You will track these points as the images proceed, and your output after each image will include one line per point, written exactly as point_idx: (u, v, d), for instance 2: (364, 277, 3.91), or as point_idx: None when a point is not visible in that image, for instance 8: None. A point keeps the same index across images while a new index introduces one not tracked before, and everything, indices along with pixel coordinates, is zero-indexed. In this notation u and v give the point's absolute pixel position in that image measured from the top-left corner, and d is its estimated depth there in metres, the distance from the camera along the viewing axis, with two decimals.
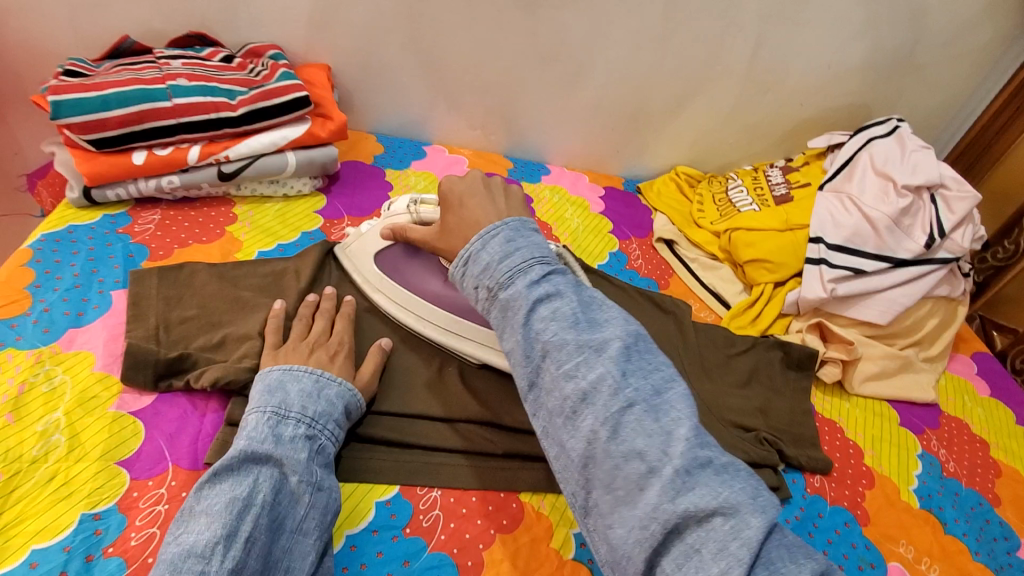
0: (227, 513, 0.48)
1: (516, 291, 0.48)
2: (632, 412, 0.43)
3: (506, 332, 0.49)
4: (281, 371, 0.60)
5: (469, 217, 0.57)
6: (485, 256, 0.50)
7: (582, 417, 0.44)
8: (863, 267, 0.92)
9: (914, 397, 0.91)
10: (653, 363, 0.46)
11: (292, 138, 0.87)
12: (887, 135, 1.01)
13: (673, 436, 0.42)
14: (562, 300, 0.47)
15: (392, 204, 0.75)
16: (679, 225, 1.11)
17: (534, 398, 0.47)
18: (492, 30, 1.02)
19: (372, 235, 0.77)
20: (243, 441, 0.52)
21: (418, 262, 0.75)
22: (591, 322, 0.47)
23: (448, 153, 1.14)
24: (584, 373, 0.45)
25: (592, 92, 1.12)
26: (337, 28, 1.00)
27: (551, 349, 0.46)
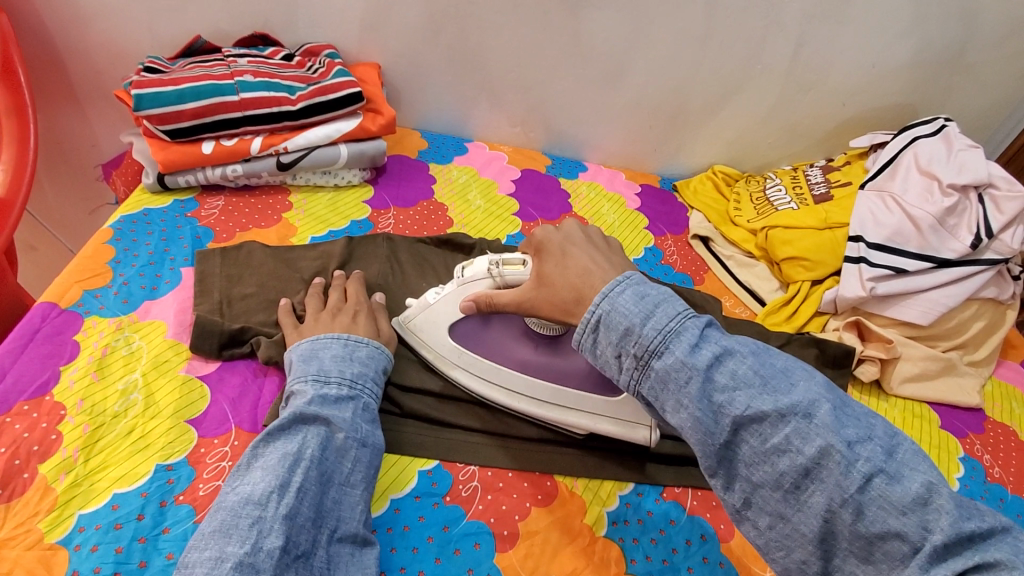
0: (281, 466, 0.52)
1: (676, 357, 0.47)
2: (870, 484, 0.41)
3: (661, 401, 0.48)
4: (312, 341, 0.66)
5: (572, 267, 0.57)
6: (624, 319, 0.49)
7: (807, 493, 0.43)
8: (904, 267, 0.90)
9: (956, 400, 0.90)
10: (865, 420, 0.44)
11: (344, 131, 0.92)
12: (932, 134, 0.99)
13: (929, 506, 0.40)
14: (734, 360, 0.47)
15: (466, 269, 0.69)
16: (715, 222, 1.11)
17: (729, 475, 0.47)
18: (536, 31, 1.05)
19: (444, 305, 0.70)
20: (295, 405, 0.58)
21: (496, 330, 0.71)
22: (779, 380, 0.45)
23: (489, 149, 1.18)
24: (798, 446, 0.43)
25: (631, 92, 1.14)
26: (388, 29, 1.05)
27: (746, 421, 0.45)
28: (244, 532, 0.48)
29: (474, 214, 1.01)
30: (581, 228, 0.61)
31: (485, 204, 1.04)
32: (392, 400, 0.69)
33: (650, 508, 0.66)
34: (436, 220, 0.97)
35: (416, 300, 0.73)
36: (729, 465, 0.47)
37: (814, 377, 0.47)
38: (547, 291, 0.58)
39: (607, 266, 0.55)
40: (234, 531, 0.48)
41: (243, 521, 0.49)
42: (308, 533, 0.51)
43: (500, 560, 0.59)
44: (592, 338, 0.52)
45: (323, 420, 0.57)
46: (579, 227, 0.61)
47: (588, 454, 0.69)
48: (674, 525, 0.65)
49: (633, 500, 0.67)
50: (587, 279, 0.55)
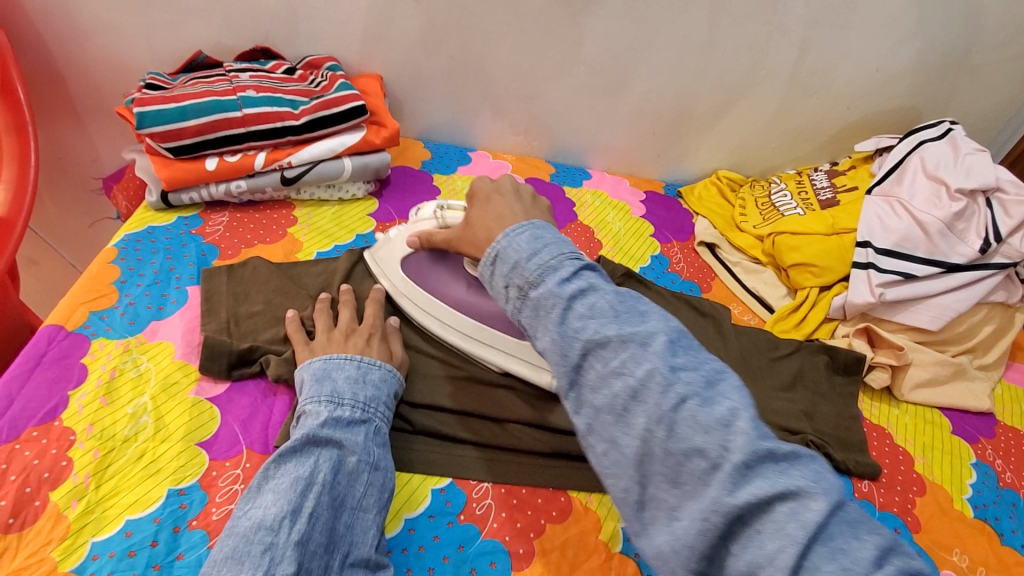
0: (293, 490, 0.52)
1: (549, 288, 0.48)
2: (685, 405, 0.42)
3: (535, 329, 0.48)
4: (325, 361, 0.65)
5: (491, 211, 0.61)
6: (513, 255, 0.51)
7: (633, 416, 0.43)
8: (914, 272, 0.90)
9: (968, 405, 0.89)
10: (701, 356, 0.45)
11: (349, 145, 0.92)
12: (939, 138, 0.99)
13: (731, 429, 0.40)
14: (597, 295, 0.47)
15: (419, 210, 0.80)
16: (720, 228, 1.11)
17: (578, 400, 0.47)
18: (539, 40, 1.05)
19: (398, 240, 0.80)
20: (306, 427, 0.57)
21: (442, 268, 0.77)
22: (630, 313, 0.46)
23: (492, 159, 1.18)
24: (631, 370, 0.44)
25: (634, 99, 1.13)
26: (390, 40, 1.05)
27: (594, 346, 0.45)
28: (256, 559, 0.48)
29: None
30: (513, 181, 0.65)
31: None
32: (403, 417, 0.68)
33: None
34: None
35: (382, 236, 0.83)
36: (578, 390, 0.46)
37: (670, 320, 0.47)
38: (469, 234, 0.64)
39: (522, 214, 0.58)
40: (246, 558, 0.48)
41: (255, 547, 0.48)
42: (319, 559, 0.50)
43: None
44: (492, 273, 0.53)
45: (335, 443, 0.57)
46: (514, 184, 0.65)
47: None
48: None
49: None
50: (500, 223, 0.58)
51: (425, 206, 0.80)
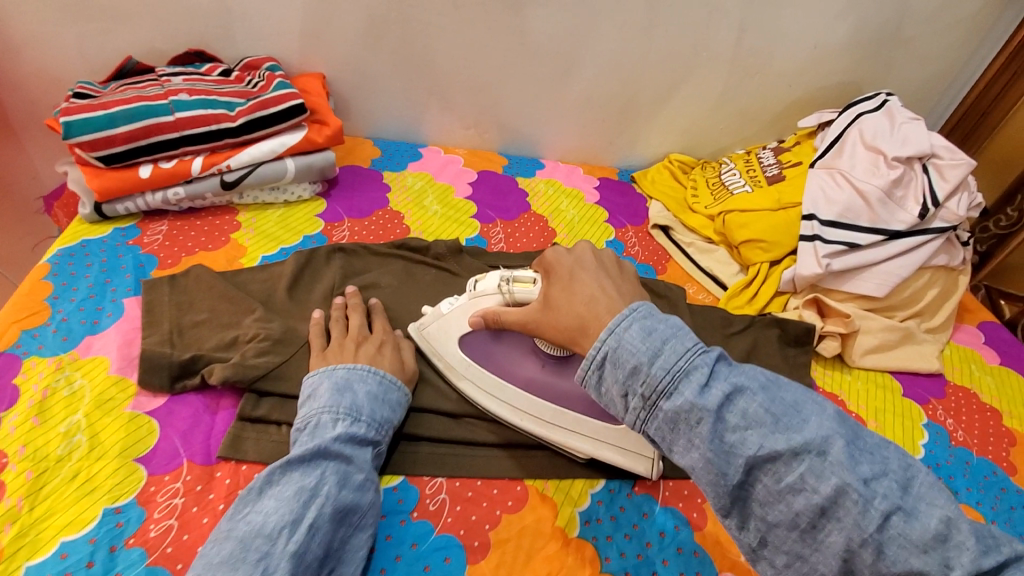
0: (295, 500, 0.51)
1: (687, 398, 0.43)
2: (889, 521, 0.40)
3: (673, 442, 0.45)
4: (347, 369, 0.63)
5: (579, 294, 0.54)
6: (631, 357, 0.46)
7: (824, 533, 0.41)
8: (857, 241, 0.92)
9: (917, 368, 0.92)
10: (879, 455, 0.43)
11: (290, 145, 0.90)
12: (876, 110, 1.01)
13: (949, 542, 0.39)
14: (745, 399, 0.44)
15: (479, 282, 0.69)
16: (674, 210, 1.12)
17: (742, 514, 0.45)
18: (480, 31, 1.04)
19: (455, 317, 0.70)
20: (318, 438, 0.56)
21: (507, 343, 0.70)
22: (792, 417, 0.43)
23: (443, 153, 1.16)
24: (814, 485, 0.41)
25: (581, 87, 1.14)
26: (329, 38, 1.03)
27: (761, 461, 0.43)
28: (251, 566, 0.47)
29: (431, 220, 0.99)
30: (594, 251, 0.57)
31: (442, 209, 1.02)
32: None
33: (623, 503, 0.66)
34: (393, 229, 0.95)
35: (433, 307, 0.73)
36: (743, 505, 0.44)
37: (826, 409, 0.44)
38: (552, 315, 0.56)
39: (619, 295, 0.52)
40: (240, 566, 0.47)
41: (251, 555, 0.47)
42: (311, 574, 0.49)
43: (471, 572, 0.58)
44: (599, 375, 0.48)
45: (345, 458, 0.55)
46: (592, 250, 0.58)
47: (557, 454, 0.69)
48: (648, 518, 0.65)
49: (605, 497, 0.66)
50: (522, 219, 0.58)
51: (486, 275, 0.69)
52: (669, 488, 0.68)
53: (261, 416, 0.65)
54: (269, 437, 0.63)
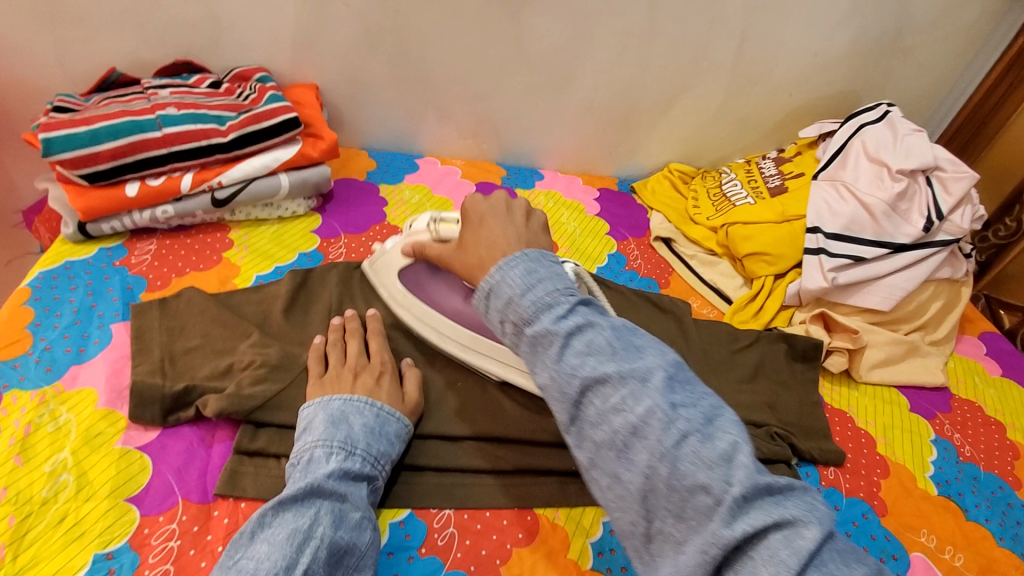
0: (289, 545, 0.48)
1: (544, 326, 0.46)
2: (686, 441, 0.40)
3: (533, 365, 0.47)
4: (344, 402, 0.61)
5: (484, 238, 0.56)
6: (508, 290, 0.48)
7: (635, 452, 0.41)
8: (862, 255, 0.91)
9: (923, 381, 0.91)
10: (698, 392, 0.43)
11: (283, 160, 0.87)
12: (878, 121, 1.00)
13: (733, 463, 0.39)
14: (594, 331, 0.45)
15: (414, 221, 0.73)
16: (675, 222, 1.11)
17: (579, 434, 0.45)
18: (478, 40, 1.02)
19: (394, 251, 0.74)
20: (312, 475, 0.53)
21: (440, 279, 0.74)
22: (628, 350, 0.44)
23: (440, 164, 1.14)
24: (631, 407, 0.42)
25: (580, 96, 1.12)
26: (323, 47, 1.00)
27: (592, 382, 0.44)
28: None
29: None
30: (507, 200, 0.60)
31: None
32: None
33: None
34: None
35: (381, 244, 0.78)
36: (579, 424, 0.45)
37: (666, 353, 0.46)
38: (461, 255, 0.59)
39: (515, 239, 0.54)
40: None
41: None
42: None
43: None
44: (486, 306, 0.50)
45: (341, 495, 0.53)
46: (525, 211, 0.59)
47: (568, 481, 0.66)
48: None
49: None
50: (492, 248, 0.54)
51: (420, 216, 0.74)
52: None
53: (259, 449, 0.61)
54: (268, 471, 0.60)
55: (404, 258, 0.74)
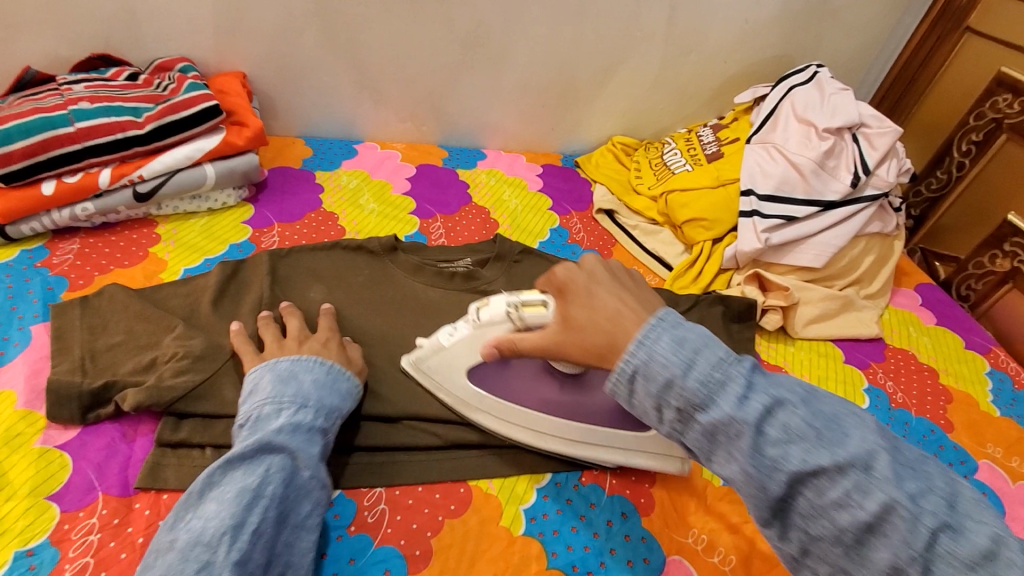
0: (238, 503, 0.49)
1: (725, 412, 0.43)
2: (937, 539, 0.38)
3: (713, 453, 0.45)
4: (291, 361, 0.63)
5: (599, 308, 0.52)
6: (662, 370, 0.45)
7: (872, 550, 0.40)
8: (794, 214, 0.93)
9: (857, 334, 0.94)
10: (922, 470, 0.41)
11: (207, 150, 0.85)
12: (806, 83, 1.02)
13: (1000, 560, 0.36)
14: (787, 411, 0.43)
15: (483, 309, 0.61)
16: (618, 193, 1.11)
17: (783, 525, 0.44)
18: (406, 20, 1.00)
19: (459, 349, 0.64)
20: (260, 432, 0.54)
21: (514, 372, 0.67)
22: (833, 431, 0.42)
23: (380, 149, 1.13)
24: (859, 502, 0.40)
25: (517, 73, 1.11)
26: (246, 34, 0.98)
27: (803, 475, 0.41)
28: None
29: (367, 219, 0.96)
30: (604, 264, 0.56)
31: (379, 207, 0.99)
32: None
33: (569, 495, 0.65)
34: (327, 231, 0.92)
35: (427, 340, 0.66)
36: (784, 517, 0.43)
37: (865, 421, 0.43)
38: (574, 334, 0.53)
39: (638, 305, 0.51)
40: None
41: (191, 565, 0.45)
42: None
43: None
44: (630, 389, 0.48)
45: (291, 453, 0.54)
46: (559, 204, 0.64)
47: (501, 452, 0.68)
48: (594, 508, 0.64)
49: (551, 491, 0.65)
50: (620, 322, 0.50)
51: (490, 298, 0.62)
52: (616, 476, 0.68)
53: (182, 441, 0.61)
54: (192, 461, 0.61)
55: (475, 354, 0.64)
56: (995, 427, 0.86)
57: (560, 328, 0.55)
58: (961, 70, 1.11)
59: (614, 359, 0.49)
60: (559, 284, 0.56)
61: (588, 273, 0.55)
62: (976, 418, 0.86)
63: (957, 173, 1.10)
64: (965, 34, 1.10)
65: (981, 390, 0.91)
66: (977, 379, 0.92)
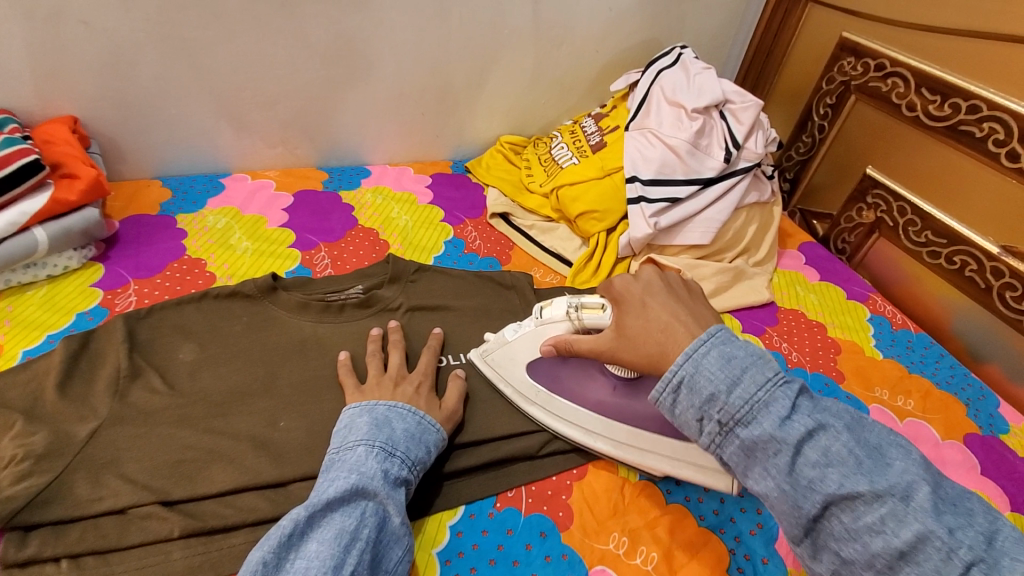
0: (337, 544, 0.49)
1: (766, 430, 0.46)
2: (975, 574, 0.40)
3: (748, 470, 0.48)
4: (387, 407, 0.64)
5: (654, 319, 0.57)
6: (708, 385, 0.49)
7: (901, 575, 0.42)
8: (677, 195, 0.95)
9: (751, 301, 0.98)
10: (963, 507, 0.44)
11: (32, 212, 0.74)
12: (672, 65, 1.04)
13: None
14: (828, 437, 0.46)
15: (545, 309, 0.72)
16: (510, 194, 1.10)
17: (816, 544, 0.46)
18: (255, 39, 0.93)
19: (522, 343, 0.72)
20: (357, 474, 0.55)
21: (572, 367, 0.72)
22: (873, 462, 0.45)
23: (251, 180, 1.04)
24: (893, 530, 0.42)
25: (388, 83, 1.06)
26: (67, 73, 0.86)
27: (839, 498, 0.44)
28: None
29: (241, 260, 0.88)
30: (660, 275, 0.61)
31: (254, 244, 0.91)
32: (165, 522, 0.57)
33: (484, 525, 0.63)
34: (194, 280, 0.83)
35: (494, 335, 0.75)
36: (816, 535, 0.46)
37: (910, 455, 0.46)
38: (627, 343, 0.59)
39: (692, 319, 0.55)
40: None
41: None
42: None
43: None
44: (673, 399, 0.51)
45: (384, 500, 0.54)
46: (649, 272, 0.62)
47: None
48: (511, 534, 0.62)
49: (465, 525, 0.62)
50: (670, 334, 0.54)
51: (553, 300, 0.72)
52: (532, 494, 0.66)
53: (30, 558, 0.54)
54: None
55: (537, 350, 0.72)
56: (879, 369, 0.92)
57: (614, 334, 0.61)
58: (809, 38, 1.19)
59: (663, 369, 0.52)
60: (616, 295, 0.62)
61: (644, 286, 0.60)
62: (863, 363, 0.92)
63: (819, 136, 1.17)
64: (808, 6, 1.18)
65: (864, 336, 0.97)
66: (860, 326, 0.99)
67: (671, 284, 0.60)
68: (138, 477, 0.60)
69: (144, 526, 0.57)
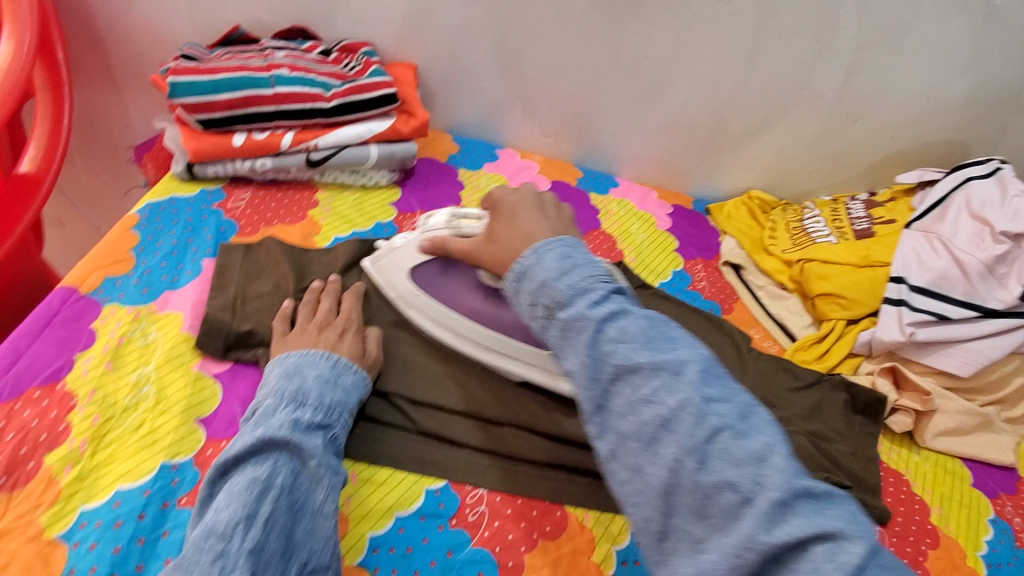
0: (248, 494, 0.50)
1: (578, 309, 0.50)
2: (720, 437, 0.43)
3: (563, 349, 0.51)
4: (299, 356, 0.64)
5: (517, 228, 0.63)
6: (542, 274, 0.54)
7: (663, 445, 0.45)
8: (947, 313, 0.86)
9: (990, 458, 0.85)
10: (729, 387, 0.47)
11: (376, 131, 0.91)
12: (986, 176, 0.94)
13: (766, 463, 0.42)
14: (628, 320, 0.50)
15: (429, 219, 0.77)
16: (749, 249, 1.08)
17: (602, 424, 0.49)
18: (576, 40, 1.03)
19: (406, 250, 0.75)
20: (262, 428, 0.54)
21: (453, 279, 0.74)
22: (662, 341, 0.48)
23: (520, 158, 1.16)
24: (663, 399, 0.46)
25: (669, 110, 1.11)
26: (426, 31, 1.04)
27: (624, 370, 0.48)
28: (206, 567, 0.46)
29: None
30: (536, 194, 0.66)
31: None
32: (407, 416, 0.68)
33: None
34: None
35: (387, 243, 0.79)
36: (604, 415, 0.49)
37: (697, 346, 0.49)
38: (494, 248, 0.65)
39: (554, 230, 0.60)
40: (194, 568, 0.45)
41: (205, 555, 0.46)
42: (275, 568, 0.48)
43: None
44: (519, 288, 0.56)
45: (295, 446, 0.54)
46: (537, 194, 0.67)
47: (601, 485, 0.67)
48: None
49: None
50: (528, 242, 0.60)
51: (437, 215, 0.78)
52: None
53: None
54: None
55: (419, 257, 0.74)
56: None
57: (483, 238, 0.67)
58: None
59: (513, 263, 0.57)
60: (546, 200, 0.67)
61: (517, 195, 0.66)
62: None
63: None
64: None
65: None
66: None
67: (542, 200, 0.66)
68: (399, 372, 0.72)
69: (394, 411, 0.69)
